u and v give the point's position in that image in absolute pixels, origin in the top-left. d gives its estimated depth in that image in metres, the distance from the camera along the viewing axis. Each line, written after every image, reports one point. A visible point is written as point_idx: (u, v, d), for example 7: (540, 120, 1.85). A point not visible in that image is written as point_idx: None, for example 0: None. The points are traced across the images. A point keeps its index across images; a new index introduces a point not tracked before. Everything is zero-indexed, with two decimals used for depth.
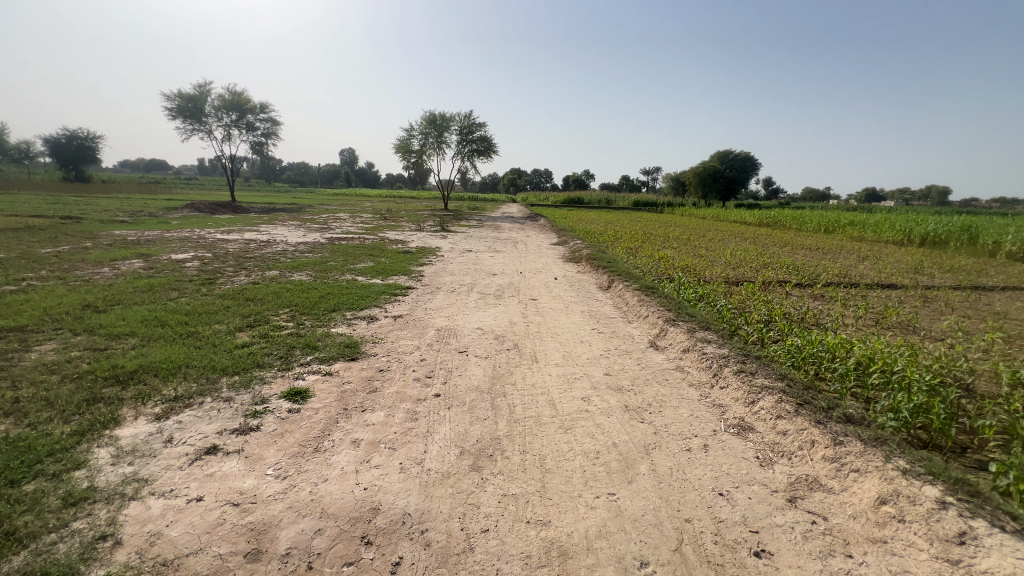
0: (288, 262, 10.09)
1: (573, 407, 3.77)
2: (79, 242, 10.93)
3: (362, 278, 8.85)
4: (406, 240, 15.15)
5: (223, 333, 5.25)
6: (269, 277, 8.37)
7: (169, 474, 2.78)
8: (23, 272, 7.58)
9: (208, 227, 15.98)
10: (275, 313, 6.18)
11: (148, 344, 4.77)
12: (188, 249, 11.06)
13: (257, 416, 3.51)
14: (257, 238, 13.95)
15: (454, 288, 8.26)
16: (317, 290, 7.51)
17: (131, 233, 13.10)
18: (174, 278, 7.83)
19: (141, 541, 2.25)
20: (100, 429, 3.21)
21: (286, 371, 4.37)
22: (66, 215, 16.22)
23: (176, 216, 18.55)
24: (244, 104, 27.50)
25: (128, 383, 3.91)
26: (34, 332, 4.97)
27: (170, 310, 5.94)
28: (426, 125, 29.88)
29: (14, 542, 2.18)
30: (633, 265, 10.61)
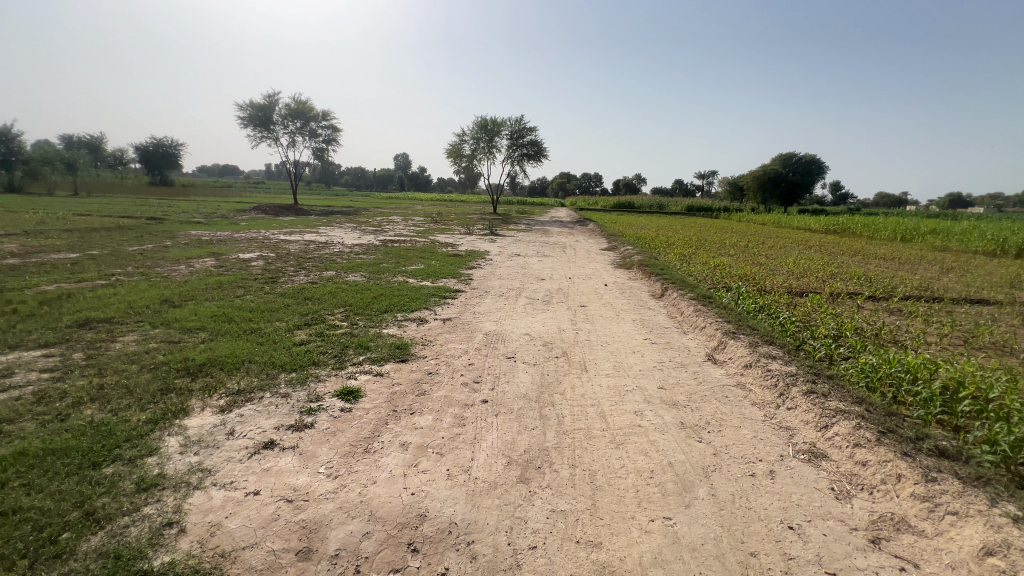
0: (344, 263, 10.48)
1: (624, 421, 3.61)
2: (160, 241, 11.89)
3: (413, 280, 9.04)
4: (456, 243, 15.38)
5: (282, 331, 5.47)
6: (326, 278, 8.72)
7: (230, 466, 2.90)
8: (113, 268, 8.31)
9: (272, 228, 16.96)
10: (331, 313, 6.38)
11: (216, 338, 5.07)
12: (255, 248, 11.75)
13: (312, 413, 3.62)
14: (316, 239, 14.64)
15: (502, 292, 8.26)
16: (371, 291, 7.72)
17: (206, 233, 14.08)
18: (241, 276, 8.30)
19: (203, 530, 2.34)
20: (170, 418, 3.41)
21: (340, 370, 4.49)
22: (152, 216, 17.71)
23: (245, 218, 19.82)
24: (308, 112, 28.96)
25: (197, 375, 4.15)
26: (119, 323, 5.40)
27: (237, 307, 6.30)
28: (477, 129, 30.30)
29: (93, 522, 2.34)
30: (687, 272, 10.20)
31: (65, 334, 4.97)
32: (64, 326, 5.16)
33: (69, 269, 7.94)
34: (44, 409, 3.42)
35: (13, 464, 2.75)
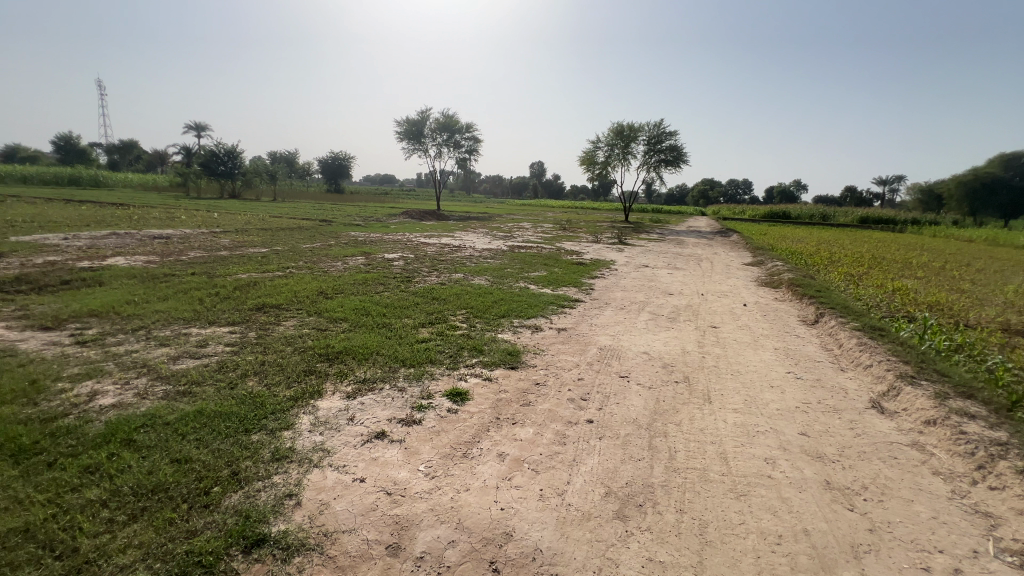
0: (472, 266, 11.06)
1: (750, 468, 3.10)
2: (327, 240, 13.91)
3: (534, 287, 9.13)
4: (581, 251, 15.21)
5: (408, 327, 5.92)
6: (454, 280, 9.27)
7: (345, 450, 3.17)
8: (289, 262, 9.93)
9: (416, 231, 18.71)
10: (453, 314, 6.73)
11: (354, 329, 5.68)
12: (398, 249, 13.05)
13: (421, 410, 3.80)
14: (451, 243, 15.73)
15: (624, 305, 7.88)
16: (492, 296, 7.98)
17: (362, 234, 16.08)
18: (383, 274, 9.25)
19: (314, 507, 2.57)
20: (307, 398, 3.88)
21: (453, 370, 4.68)
22: (325, 219, 20.84)
23: (395, 222, 22.22)
24: (454, 125, 31.40)
25: (333, 361, 4.68)
26: (285, 309, 6.39)
27: (376, 302, 7.00)
28: (613, 136, 29.70)
29: (236, 482, 2.73)
30: (852, 296, 8.58)
31: (246, 315, 6.03)
32: (247, 309, 6.27)
33: (259, 262, 9.69)
34: (221, 376, 4.16)
35: (193, 420, 3.37)
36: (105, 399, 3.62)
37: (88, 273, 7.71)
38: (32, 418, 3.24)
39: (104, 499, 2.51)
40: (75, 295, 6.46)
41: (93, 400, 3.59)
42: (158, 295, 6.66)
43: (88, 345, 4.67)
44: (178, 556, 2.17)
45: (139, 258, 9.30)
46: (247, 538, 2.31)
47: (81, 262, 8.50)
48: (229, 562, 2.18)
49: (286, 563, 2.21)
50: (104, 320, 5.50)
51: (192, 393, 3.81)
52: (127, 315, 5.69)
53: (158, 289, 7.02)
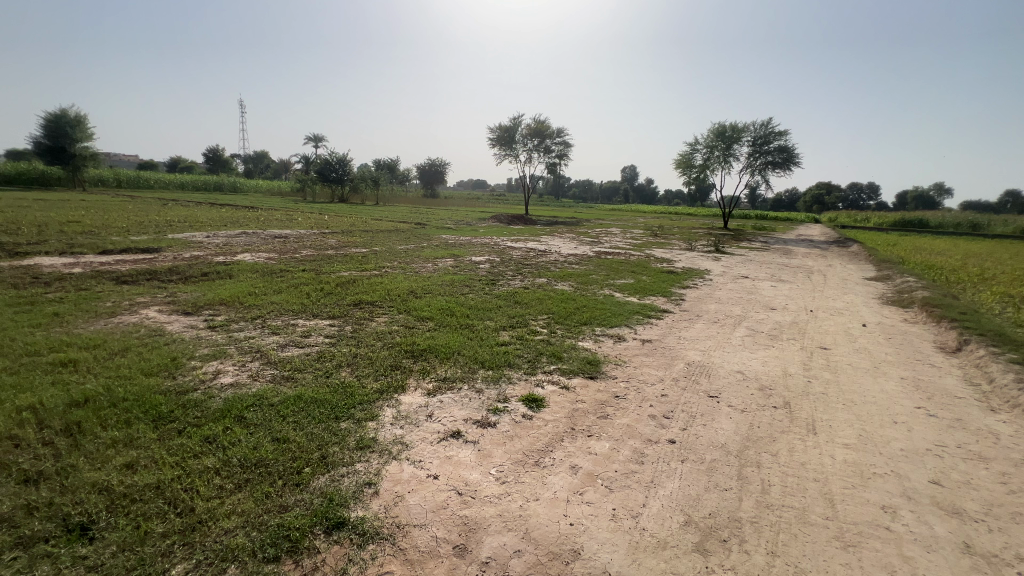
0: (557, 271, 11.01)
1: (862, 515, 2.68)
2: (421, 242, 14.71)
3: (619, 295, 8.84)
4: (672, 259, 14.47)
5: (490, 329, 6.03)
6: (538, 284, 9.29)
7: (422, 445, 3.28)
8: (386, 262, 10.65)
9: (504, 235, 19.10)
10: (534, 318, 6.73)
11: (439, 328, 5.91)
12: (486, 252, 13.40)
13: (496, 413, 3.83)
14: (537, 247, 15.82)
15: (717, 318, 7.33)
16: (575, 301, 7.86)
17: (453, 237, 16.77)
18: (469, 276, 9.55)
19: (390, 498, 2.68)
20: (391, 391, 4.09)
21: (530, 375, 4.67)
22: (420, 222, 22.11)
23: (484, 226, 22.91)
24: (546, 131, 31.63)
25: (418, 358, 4.90)
26: (379, 306, 6.84)
27: (461, 303, 7.24)
28: (713, 137, 27.94)
29: (324, 465, 2.94)
30: (1011, 322, 7.16)
31: (345, 310, 6.55)
32: (346, 304, 6.81)
33: (360, 261, 10.51)
34: (319, 365, 4.54)
35: (293, 403, 3.71)
36: (226, 378, 4.13)
37: (223, 266, 8.91)
38: (170, 390, 3.78)
39: (218, 468, 2.84)
40: (211, 286, 7.49)
41: (217, 378, 4.10)
42: (275, 288, 7.49)
43: (217, 330, 5.37)
44: (270, 528, 2.38)
45: (263, 255, 10.55)
46: (329, 520, 2.47)
47: (218, 257, 9.85)
48: (312, 540, 2.35)
49: (361, 548, 2.32)
50: (231, 308, 6.30)
51: (295, 378, 4.21)
52: (249, 305, 6.46)
53: (275, 282, 7.89)
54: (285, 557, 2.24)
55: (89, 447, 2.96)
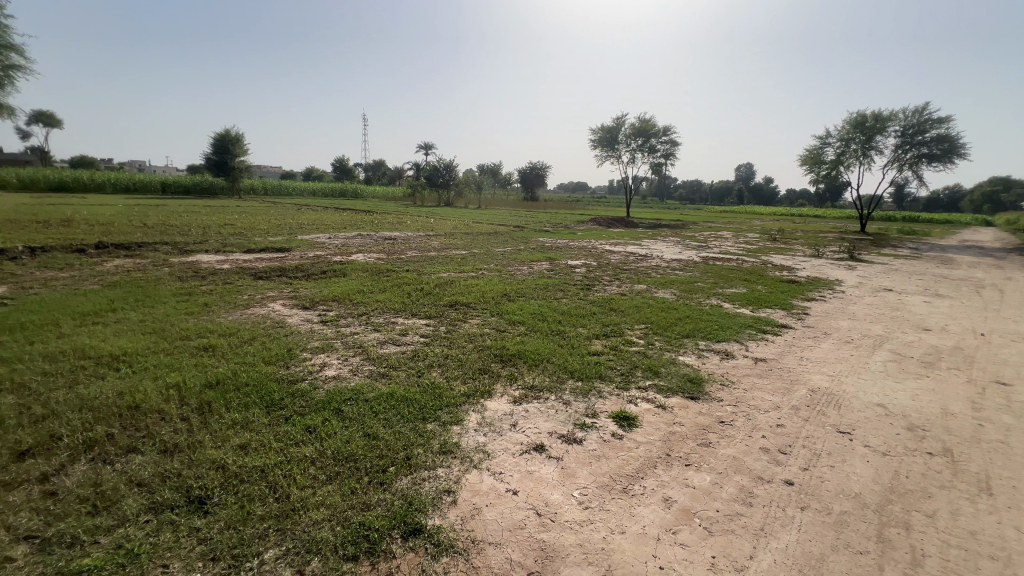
0: (658, 277, 10.36)
1: None
2: (518, 245, 14.85)
3: (727, 305, 8.03)
4: (794, 267, 12.88)
5: (582, 337, 5.79)
6: (636, 291, 8.80)
7: (504, 456, 3.19)
8: (484, 264, 10.88)
9: (602, 238, 18.58)
10: (630, 328, 6.35)
11: (529, 333, 5.82)
12: (582, 256, 13.10)
13: (584, 429, 3.61)
14: (637, 251, 15.11)
15: (850, 338, 6.29)
16: (676, 311, 7.28)
17: (550, 240, 16.72)
18: (564, 280, 9.36)
19: (467, 510, 2.61)
20: (478, 396, 4.07)
21: (622, 390, 4.36)
22: (519, 225, 22.40)
23: (582, 229, 22.52)
24: (651, 130, 30.24)
25: (506, 364, 4.84)
26: (473, 308, 6.95)
27: (553, 308, 7.08)
28: (849, 128, 24.50)
29: (407, 466, 2.98)
30: None
31: (441, 310, 6.77)
32: (442, 305, 7.03)
33: (458, 263, 10.87)
34: (412, 364, 4.69)
35: (386, 400, 3.86)
36: (330, 371, 4.44)
37: (339, 265, 9.78)
38: (283, 378, 4.15)
39: (314, 458, 3.00)
40: (327, 283, 8.23)
41: (322, 370, 4.43)
42: (381, 287, 8.00)
43: (328, 324, 5.84)
44: (353, 525, 2.44)
45: (373, 256, 11.39)
46: (407, 524, 2.47)
47: (336, 257, 10.84)
48: (390, 543, 2.35)
49: (435, 559, 2.27)
50: (341, 304, 6.84)
51: (389, 376, 4.39)
52: (357, 302, 6.97)
53: (381, 281, 8.44)
54: (363, 556, 2.27)
55: (215, 425, 3.32)
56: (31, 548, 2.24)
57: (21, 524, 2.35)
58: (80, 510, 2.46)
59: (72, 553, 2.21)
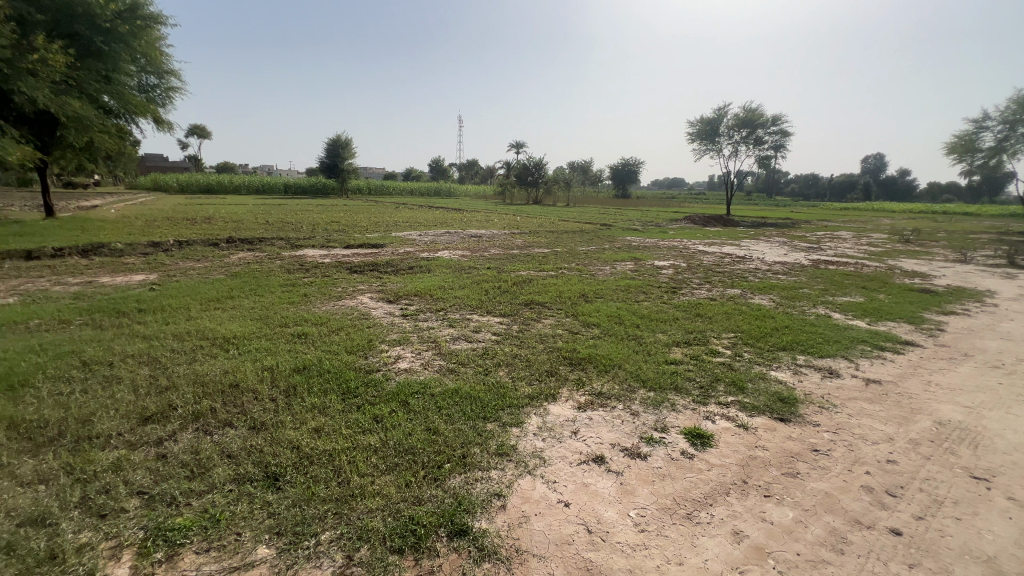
0: (756, 282, 9.46)
1: None
2: (603, 244, 14.47)
3: (838, 315, 7.09)
4: (930, 273, 11.01)
5: (660, 344, 5.45)
6: (728, 296, 8.10)
7: (561, 465, 3.08)
8: (565, 263, 10.73)
9: (696, 238, 17.45)
10: (716, 336, 5.84)
11: (603, 337, 5.61)
12: (671, 256, 12.39)
13: (650, 444, 3.38)
14: (735, 252, 13.95)
15: (1000, 363, 5.20)
16: (773, 319, 6.57)
17: (638, 239, 16.06)
18: (647, 282, 8.92)
19: (515, 517, 2.56)
20: (541, 399, 3.99)
21: (699, 405, 4.02)
22: (606, 223, 21.82)
23: (675, 228, 21.31)
24: (757, 119, 27.73)
25: (575, 367, 4.70)
26: (548, 308, 6.88)
27: (633, 311, 6.76)
28: (1014, 108, 20.39)
29: (462, 464, 3.00)
30: None
31: (515, 308, 6.79)
32: (518, 303, 7.05)
33: (539, 261, 10.85)
34: (481, 361, 4.74)
35: (450, 396, 3.94)
36: (403, 363, 4.64)
37: (425, 262, 10.26)
38: (361, 368, 4.42)
39: (377, 447, 3.14)
40: (413, 278, 8.65)
41: (396, 362, 4.64)
42: (461, 283, 8.23)
43: (408, 318, 6.13)
44: (403, 518, 2.51)
45: (458, 253, 11.78)
46: (453, 524, 2.48)
47: (423, 253, 11.39)
48: (435, 541, 2.38)
49: (476, 564, 2.25)
50: (422, 299, 7.15)
51: (457, 372, 4.48)
52: (437, 298, 7.23)
53: (462, 278, 8.69)
54: (408, 551, 2.32)
55: (296, 408, 3.62)
56: (141, 503, 2.60)
57: (136, 480, 2.74)
58: (181, 474, 2.81)
59: (170, 511, 2.52)
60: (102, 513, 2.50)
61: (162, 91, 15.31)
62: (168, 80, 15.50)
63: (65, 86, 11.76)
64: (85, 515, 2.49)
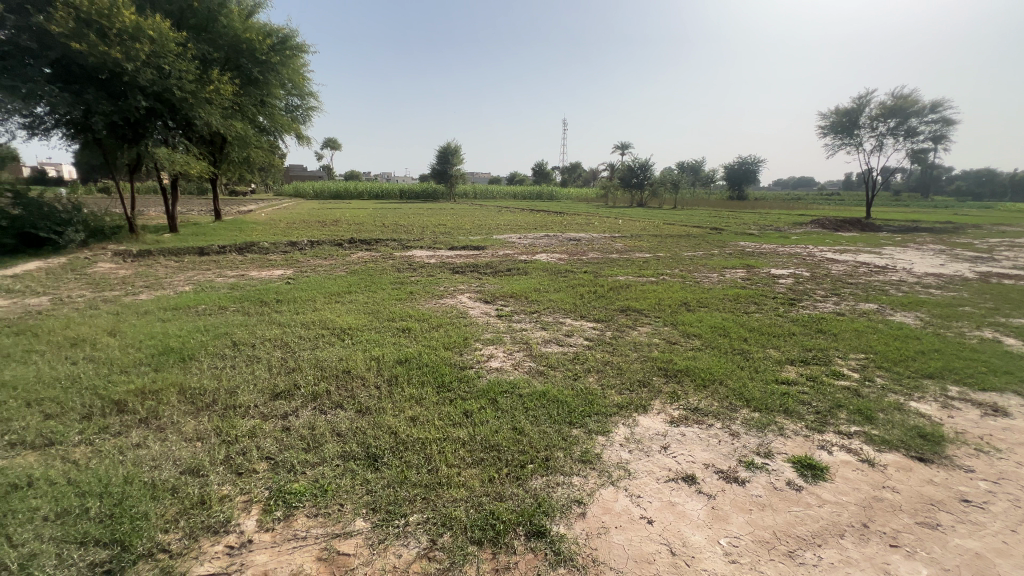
0: (899, 296, 8.14)
1: None
2: (712, 249, 13.53)
3: (1011, 341, 5.82)
4: None
5: (771, 361, 4.95)
6: (861, 311, 7.08)
7: (647, 479, 2.96)
8: (668, 269, 10.24)
9: (824, 244, 15.53)
10: (841, 357, 5.15)
11: (704, 349, 5.26)
12: (791, 264, 11.18)
13: (751, 468, 3.10)
14: (873, 261, 12.15)
15: None
16: (919, 341, 5.61)
17: (753, 245, 14.74)
18: (761, 292, 8.14)
19: (594, 526, 2.52)
20: (631, 409, 3.86)
21: (814, 432, 3.58)
22: (715, 227, 20.37)
23: (798, 232, 19.14)
24: (911, 107, 23.83)
25: (670, 379, 4.46)
26: (644, 315, 6.62)
27: (740, 323, 6.23)
28: None
29: (544, 467, 3.03)
30: None
31: (611, 314, 6.63)
32: (613, 309, 6.88)
33: (639, 266, 10.47)
34: (571, 366, 4.72)
35: (538, 398, 3.98)
36: (495, 362, 4.80)
37: (524, 264, 10.47)
38: (455, 364, 4.65)
39: (465, 440, 3.30)
40: (510, 280, 8.89)
41: (489, 361, 4.82)
42: (557, 286, 8.27)
43: (502, 319, 6.32)
44: (484, 512, 2.60)
45: (555, 256, 11.81)
46: (532, 525, 2.51)
47: (522, 256, 11.64)
48: (513, 538, 2.43)
49: (552, 567, 2.25)
50: (518, 301, 7.32)
51: (546, 374, 4.51)
52: (532, 300, 7.35)
53: (558, 281, 8.70)
54: (487, 544, 2.40)
55: (397, 397, 3.94)
56: (268, 466, 3.02)
57: (265, 447, 3.20)
58: (300, 446, 3.22)
59: (289, 477, 2.90)
60: (239, 471, 2.97)
61: (304, 110, 17.56)
62: (309, 100, 17.74)
63: (232, 110, 14.08)
64: (227, 470, 2.97)
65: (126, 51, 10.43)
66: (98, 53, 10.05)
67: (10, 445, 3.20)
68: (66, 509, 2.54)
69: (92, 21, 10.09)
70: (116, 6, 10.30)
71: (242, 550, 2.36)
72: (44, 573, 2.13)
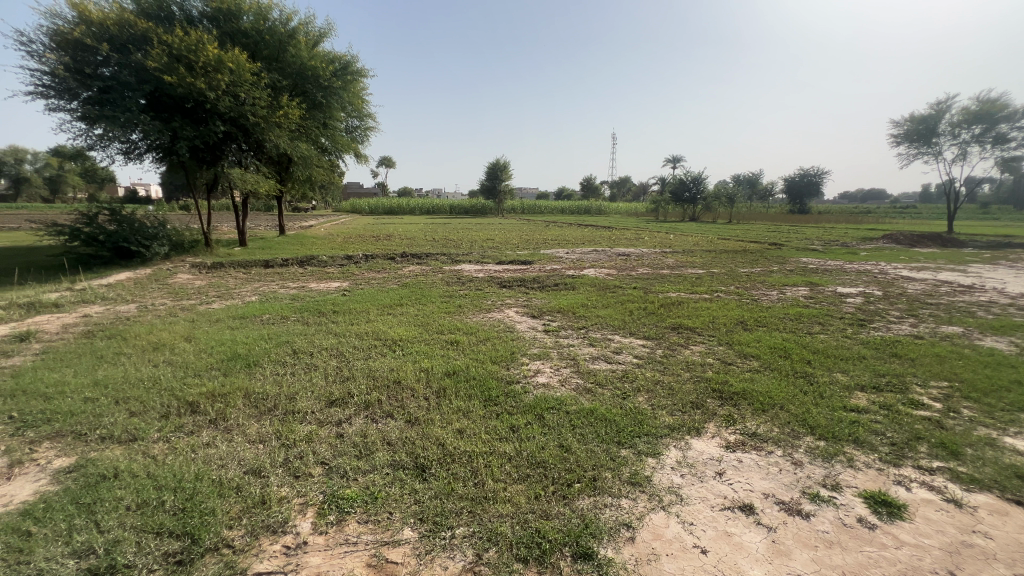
0: (990, 318, 7.37)
1: None
2: (770, 266, 12.90)
3: None
4: None
5: (838, 386, 4.61)
6: (945, 335, 6.46)
7: (700, 506, 2.83)
8: (723, 286, 9.85)
9: (898, 261, 14.41)
10: (920, 384, 4.71)
11: (762, 371, 4.99)
12: (859, 283, 10.44)
13: (816, 501, 2.89)
14: (958, 279, 11.10)
15: None
16: (1013, 370, 5.04)
17: (815, 261, 13.92)
18: (826, 311, 7.63)
19: (643, 552, 2.43)
20: (683, 431, 3.72)
21: (888, 466, 3.28)
22: (774, 243, 19.42)
23: (868, 248, 17.88)
24: (998, 112, 21.85)
25: (726, 402, 4.26)
26: (697, 333, 6.39)
27: (802, 344, 5.87)
28: None
29: (591, 486, 2.97)
30: None
31: (661, 332, 6.44)
32: (664, 326, 6.68)
33: (692, 282, 10.14)
34: (619, 384, 4.61)
35: (586, 415, 3.92)
36: (542, 378, 4.78)
37: (571, 279, 10.42)
38: (502, 378, 4.68)
39: (511, 455, 3.29)
40: (557, 295, 8.86)
41: (535, 376, 4.81)
42: (605, 302, 8.15)
43: (550, 334, 6.31)
44: (530, 529, 2.58)
45: (604, 271, 11.70)
46: (578, 546, 2.46)
47: (570, 271, 11.60)
48: (558, 558, 2.39)
49: None
50: (565, 316, 7.28)
51: (594, 392, 4.43)
52: (579, 315, 7.29)
53: (607, 297, 8.59)
54: (533, 562, 2.38)
55: (444, 408, 4.00)
56: (323, 471, 3.15)
57: (320, 452, 3.34)
58: (352, 453, 3.33)
59: (342, 482, 3.01)
60: (297, 474, 3.10)
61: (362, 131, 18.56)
62: (367, 121, 18.73)
63: (298, 132, 15.10)
64: (286, 473, 3.11)
65: (209, 81, 11.48)
66: (185, 84, 11.13)
67: (100, 439, 3.53)
68: (145, 500, 2.76)
69: (182, 57, 11.21)
70: (202, 42, 11.40)
71: (298, 551, 2.46)
72: (125, 558, 2.32)
